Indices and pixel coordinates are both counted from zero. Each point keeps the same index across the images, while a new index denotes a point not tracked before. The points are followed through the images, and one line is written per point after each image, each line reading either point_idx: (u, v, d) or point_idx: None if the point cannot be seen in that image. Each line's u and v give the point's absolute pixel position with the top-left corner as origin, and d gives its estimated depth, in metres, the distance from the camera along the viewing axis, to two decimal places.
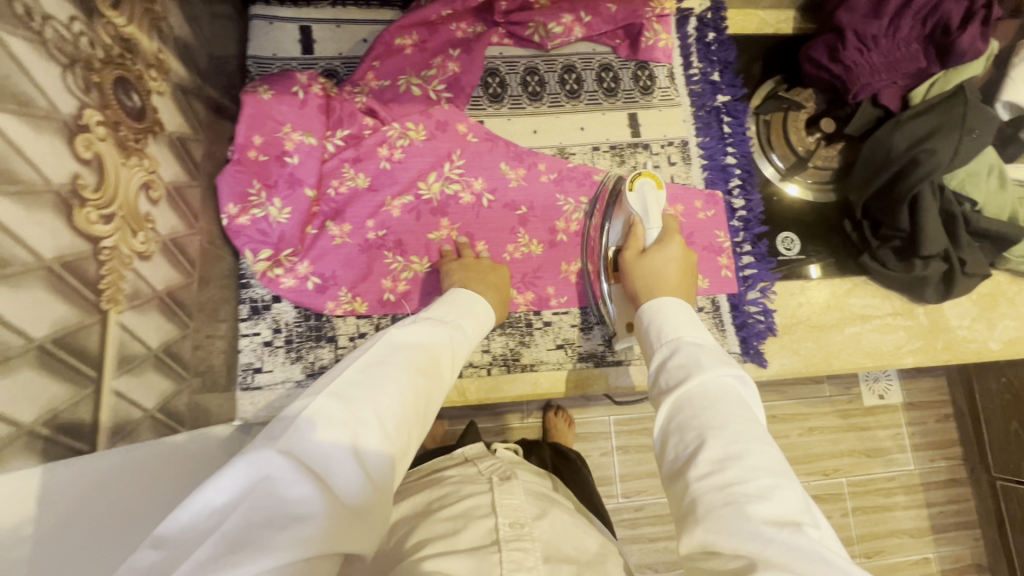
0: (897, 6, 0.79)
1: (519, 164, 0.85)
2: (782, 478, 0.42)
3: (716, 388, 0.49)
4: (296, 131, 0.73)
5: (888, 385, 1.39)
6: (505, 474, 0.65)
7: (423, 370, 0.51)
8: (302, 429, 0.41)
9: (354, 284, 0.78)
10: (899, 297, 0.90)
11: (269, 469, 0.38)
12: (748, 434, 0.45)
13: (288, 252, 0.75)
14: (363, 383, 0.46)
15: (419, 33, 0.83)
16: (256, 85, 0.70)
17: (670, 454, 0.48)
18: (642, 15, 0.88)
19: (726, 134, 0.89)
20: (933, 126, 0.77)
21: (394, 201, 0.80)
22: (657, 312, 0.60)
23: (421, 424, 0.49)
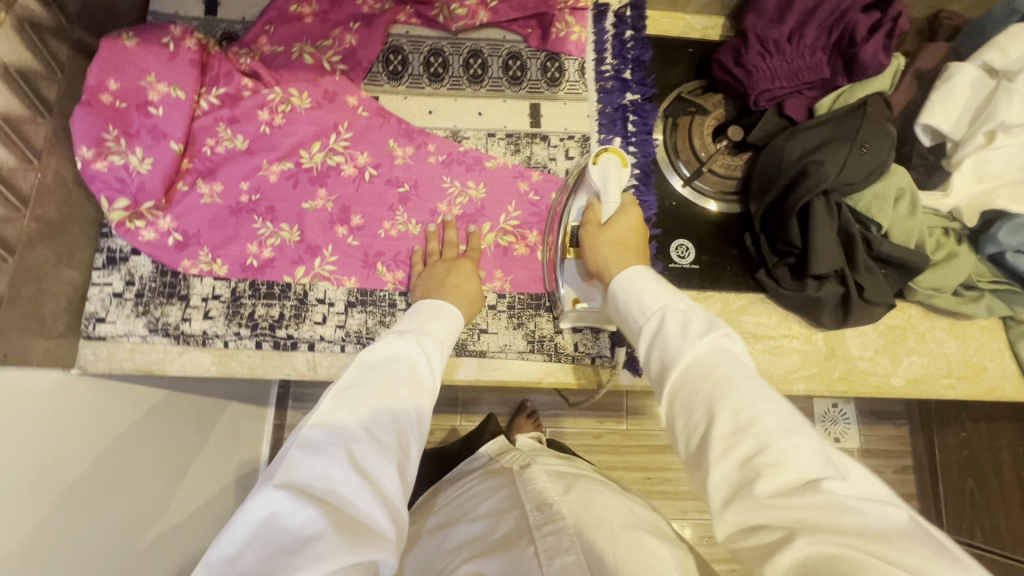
0: (802, 14, 0.76)
1: (408, 142, 0.83)
2: (796, 436, 0.42)
3: (707, 360, 0.49)
4: (161, 82, 0.73)
5: (844, 428, 1.53)
6: (525, 463, 0.76)
7: (404, 376, 0.53)
8: (299, 462, 0.43)
9: (217, 245, 0.76)
10: (797, 319, 0.85)
11: (272, 504, 0.40)
12: (753, 398, 0.45)
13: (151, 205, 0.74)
14: (343, 405, 0.48)
15: (321, 3, 0.83)
16: (121, 34, 0.71)
17: (687, 446, 0.48)
18: (553, 6, 0.87)
19: (630, 133, 0.87)
20: (825, 137, 0.74)
21: (271, 166, 0.79)
22: (630, 284, 0.60)
23: (415, 424, 0.51)
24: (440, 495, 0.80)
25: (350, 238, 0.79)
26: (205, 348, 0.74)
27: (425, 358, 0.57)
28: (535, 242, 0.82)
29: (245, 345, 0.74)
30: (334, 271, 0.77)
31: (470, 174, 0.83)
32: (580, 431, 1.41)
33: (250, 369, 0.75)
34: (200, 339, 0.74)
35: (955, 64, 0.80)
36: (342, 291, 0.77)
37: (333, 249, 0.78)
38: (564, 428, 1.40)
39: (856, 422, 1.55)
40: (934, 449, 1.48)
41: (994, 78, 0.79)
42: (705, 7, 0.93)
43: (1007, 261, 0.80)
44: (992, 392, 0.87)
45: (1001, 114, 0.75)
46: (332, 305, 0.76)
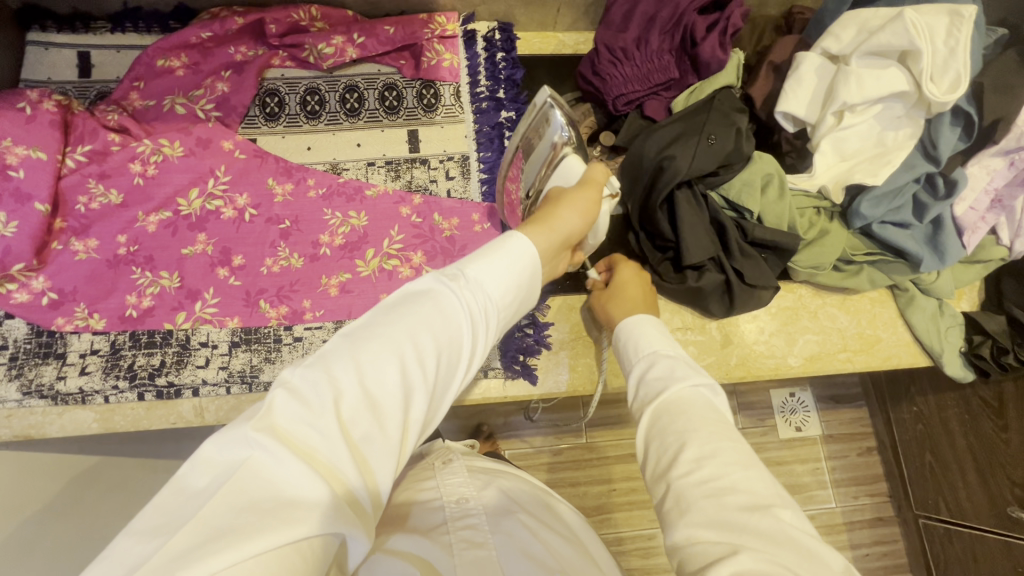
0: (644, 21, 0.80)
1: (287, 179, 0.84)
2: (750, 467, 0.45)
3: (684, 401, 0.51)
4: (19, 145, 0.72)
5: (804, 416, 1.52)
6: (446, 458, 0.70)
7: (433, 324, 0.42)
8: (291, 407, 0.36)
9: (93, 299, 0.75)
10: (690, 310, 0.86)
11: (250, 449, 0.34)
12: (719, 435, 0.48)
13: (21, 268, 0.74)
14: (353, 348, 0.39)
15: (190, 55, 0.85)
16: None
17: (652, 469, 0.50)
18: (421, 36, 0.90)
19: (507, 149, 0.89)
20: (676, 133, 0.77)
21: (148, 217, 0.79)
22: (631, 330, 0.63)
23: (436, 389, 0.42)
24: None
25: (232, 278, 0.79)
26: (85, 405, 0.73)
27: (481, 308, 0.46)
28: (420, 263, 0.83)
29: (126, 398, 0.73)
30: (215, 313, 0.77)
31: (353, 204, 0.84)
32: (539, 449, 1.38)
33: (134, 422, 0.74)
34: (78, 396, 0.73)
35: (801, 54, 0.84)
36: (225, 332, 0.77)
37: (215, 291, 0.78)
38: (523, 448, 1.38)
39: (816, 408, 1.55)
40: (892, 425, 1.49)
41: (836, 63, 0.83)
42: (574, 24, 0.98)
43: (874, 232, 0.83)
44: (890, 361, 0.88)
45: (842, 95, 0.78)
46: (216, 347, 0.76)
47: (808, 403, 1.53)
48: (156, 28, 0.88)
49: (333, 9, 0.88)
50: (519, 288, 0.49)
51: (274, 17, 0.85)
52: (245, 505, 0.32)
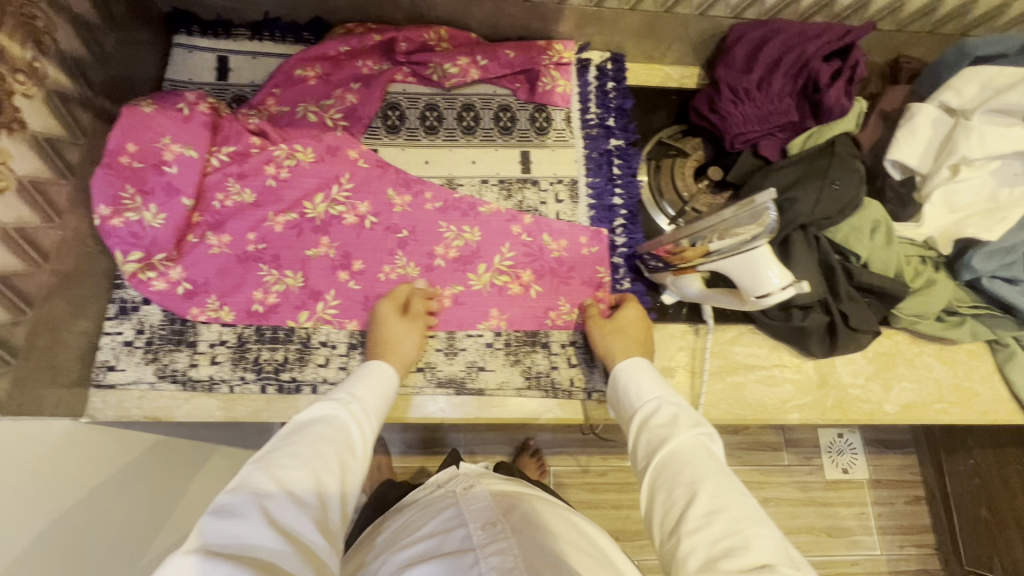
0: (769, 64, 0.82)
1: (406, 191, 0.88)
2: (758, 524, 0.51)
3: (690, 449, 0.58)
4: (175, 142, 0.77)
5: (853, 458, 1.50)
6: (467, 484, 0.72)
7: (326, 446, 0.54)
8: (254, 480, 0.49)
9: (225, 293, 0.79)
10: (788, 349, 0.87)
11: (242, 507, 0.46)
12: (725, 489, 0.54)
13: (161, 258, 0.78)
14: (265, 469, 0.50)
15: (323, 66, 0.89)
16: (140, 99, 0.75)
17: (659, 520, 0.55)
18: (539, 62, 0.94)
19: (615, 176, 0.92)
20: (798, 175, 0.78)
21: (277, 217, 0.83)
22: (628, 373, 0.70)
23: (356, 472, 0.56)
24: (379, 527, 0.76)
25: (352, 282, 0.82)
26: (211, 393, 0.76)
27: (364, 409, 0.62)
28: (529, 281, 0.85)
29: (250, 389, 0.77)
30: (336, 314, 0.80)
31: (467, 218, 0.87)
32: (585, 469, 1.39)
33: (254, 414, 0.76)
34: (206, 384, 0.76)
35: (914, 105, 0.85)
36: (344, 333, 0.80)
37: (336, 293, 0.81)
38: (568, 466, 1.39)
39: (864, 451, 1.52)
40: (944, 475, 1.45)
41: (954, 116, 0.84)
42: (681, 58, 1.01)
43: (983, 286, 0.84)
44: (985, 416, 0.88)
45: (962, 149, 0.80)
46: (335, 347, 0.79)
47: (858, 445, 1.51)
48: (291, 38, 0.93)
49: (459, 31, 0.92)
50: (389, 396, 0.67)
51: (406, 35, 0.89)
52: (243, 549, 0.44)
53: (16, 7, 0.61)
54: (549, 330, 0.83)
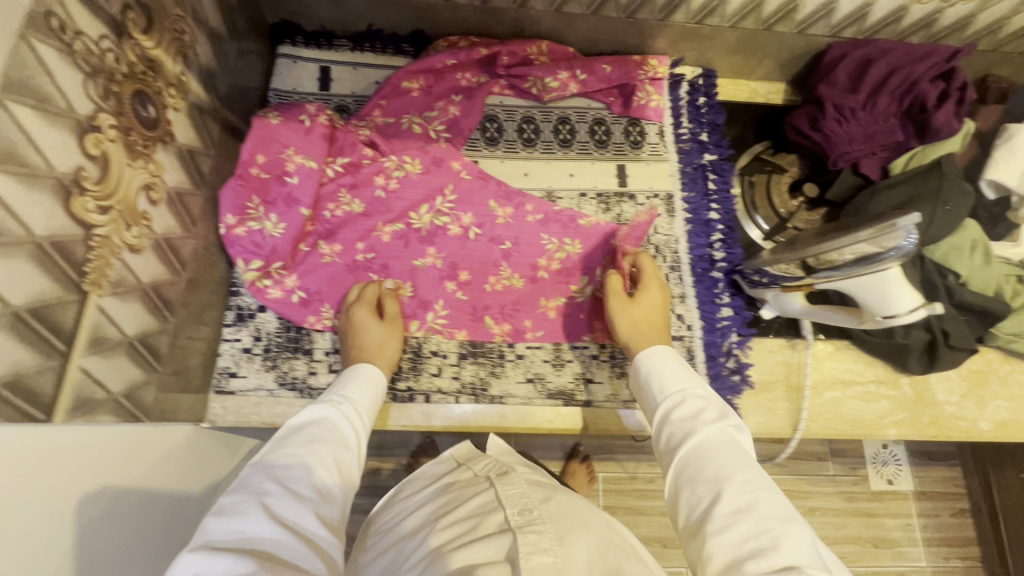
0: (874, 85, 0.84)
1: (508, 204, 0.89)
2: (789, 523, 0.50)
3: (714, 444, 0.57)
4: (298, 154, 0.79)
5: (897, 469, 1.44)
6: (502, 470, 0.71)
7: (320, 446, 0.56)
8: (251, 481, 0.50)
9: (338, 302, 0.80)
10: (883, 365, 0.88)
11: (247, 505, 0.47)
12: (753, 485, 0.53)
13: (277, 266, 0.79)
14: (262, 471, 0.52)
15: (426, 79, 0.90)
16: (268, 112, 0.79)
17: (683, 516, 0.55)
18: (635, 77, 0.95)
19: (711, 191, 0.93)
20: (908, 195, 0.79)
21: (385, 227, 0.84)
22: (652, 367, 0.68)
23: (351, 470, 0.57)
24: (393, 508, 0.74)
25: (459, 292, 0.83)
26: None
27: (356, 410, 0.64)
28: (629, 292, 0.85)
29: None
30: (445, 324, 0.81)
31: (567, 230, 0.88)
32: (634, 475, 1.39)
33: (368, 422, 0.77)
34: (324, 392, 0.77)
35: (1013, 125, 0.86)
36: (454, 343, 0.81)
37: (444, 303, 0.82)
38: (618, 472, 1.39)
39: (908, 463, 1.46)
40: (992, 489, 1.41)
41: None
42: (769, 74, 1.02)
43: None
44: None
45: None
46: (446, 357, 0.80)
47: (902, 455, 1.46)
48: (391, 50, 0.94)
49: (558, 46, 0.93)
50: (378, 398, 0.69)
51: (509, 49, 0.91)
52: (245, 541, 0.45)
53: (170, 22, 0.62)
54: None
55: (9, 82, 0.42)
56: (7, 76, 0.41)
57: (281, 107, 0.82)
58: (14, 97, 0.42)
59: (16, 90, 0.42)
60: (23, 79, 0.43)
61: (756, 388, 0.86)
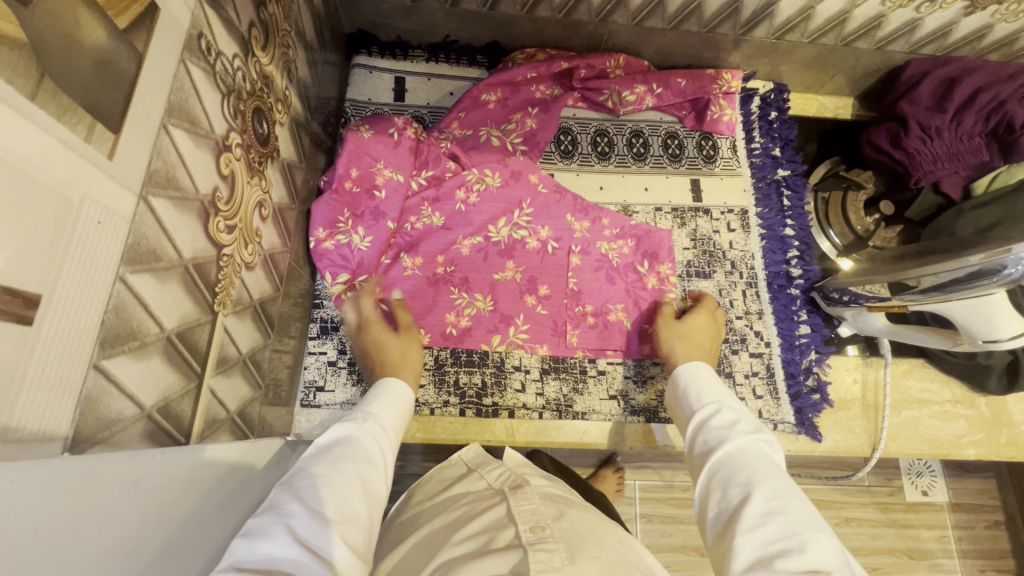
0: (961, 103, 0.83)
1: (584, 217, 0.87)
2: (817, 531, 0.47)
3: (749, 450, 0.56)
4: (388, 168, 0.80)
5: (933, 480, 1.35)
6: (517, 483, 0.64)
7: (351, 463, 0.50)
8: (279, 501, 0.44)
9: (420, 316, 0.80)
10: (960, 384, 0.88)
11: (272, 525, 0.41)
12: (785, 491, 0.50)
13: (360, 280, 0.79)
14: (292, 490, 0.45)
15: (503, 91, 0.90)
16: (361, 126, 0.80)
17: (714, 522, 0.53)
18: (709, 91, 0.93)
19: (786, 208, 0.92)
20: (997, 216, 0.79)
21: (465, 241, 0.83)
22: (692, 381, 0.68)
23: (381, 493, 0.51)
24: (405, 515, 0.68)
25: (539, 307, 0.82)
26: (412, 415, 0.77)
27: (384, 423, 0.58)
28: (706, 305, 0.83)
29: (451, 412, 0.78)
30: (527, 339, 0.80)
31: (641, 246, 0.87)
32: (671, 484, 1.31)
33: (453, 435, 0.77)
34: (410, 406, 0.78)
35: None
36: (536, 358, 0.81)
37: (525, 318, 0.81)
38: (655, 480, 1.31)
39: (943, 474, 1.37)
40: None
41: None
42: (839, 89, 1.01)
43: None
44: None
45: None
46: (528, 372, 0.80)
47: (938, 467, 1.36)
48: (465, 61, 0.94)
49: (635, 59, 0.93)
50: (407, 415, 0.63)
51: (588, 62, 0.90)
52: (272, 568, 0.38)
53: (279, 37, 0.62)
54: (731, 359, 0.84)
55: (170, 106, 0.41)
56: (170, 101, 0.41)
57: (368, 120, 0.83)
58: (174, 121, 0.42)
59: (175, 114, 0.42)
60: (180, 103, 0.43)
61: (835, 407, 0.85)
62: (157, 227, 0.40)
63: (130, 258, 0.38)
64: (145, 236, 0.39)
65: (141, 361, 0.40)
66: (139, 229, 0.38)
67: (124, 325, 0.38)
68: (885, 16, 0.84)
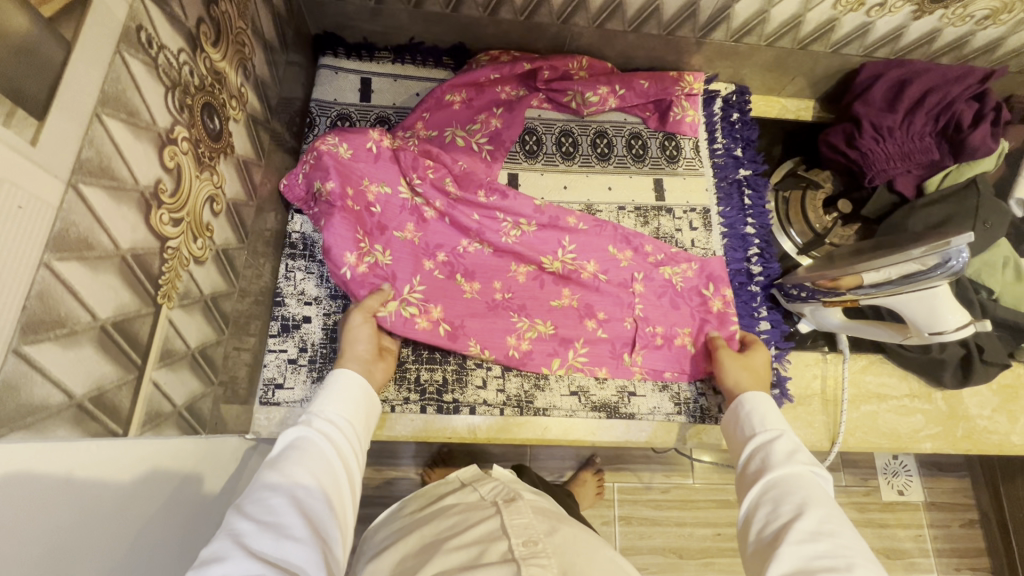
0: (912, 103, 0.86)
1: (626, 247, 0.86)
2: (870, 563, 0.47)
3: (802, 475, 0.56)
4: (374, 183, 0.78)
5: (908, 480, 1.36)
6: (511, 495, 0.67)
7: (307, 471, 0.48)
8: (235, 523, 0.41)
9: (483, 336, 0.79)
10: (917, 379, 0.89)
11: (221, 546, 0.39)
12: (841, 521, 0.51)
13: (416, 294, 0.78)
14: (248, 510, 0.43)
15: (468, 92, 0.91)
16: (337, 145, 0.75)
17: (756, 532, 0.53)
18: (672, 93, 0.95)
19: (747, 206, 0.93)
20: (947, 213, 0.81)
21: (520, 269, 0.83)
22: (751, 404, 0.68)
23: (340, 496, 0.49)
24: (399, 524, 0.70)
25: (600, 331, 0.82)
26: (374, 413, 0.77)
27: (340, 427, 0.56)
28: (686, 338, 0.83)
29: (411, 409, 0.78)
30: (586, 362, 0.81)
31: (705, 269, 0.87)
32: (649, 485, 1.30)
33: (413, 432, 0.77)
34: None
35: None
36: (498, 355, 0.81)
37: (585, 341, 0.81)
38: (632, 482, 1.30)
39: (919, 473, 1.38)
40: (1002, 501, 1.32)
41: None
42: (800, 92, 1.03)
43: None
44: None
45: None
46: (490, 369, 0.80)
47: (913, 466, 1.37)
48: (431, 62, 0.94)
49: (598, 61, 0.95)
50: (362, 408, 0.61)
51: (550, 64, 0.91)
52: None
53: (233, 35, 0.63)
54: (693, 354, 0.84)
55: (104, 96, 0.42)
56: (104, 91, 0.41)
57: (341, 132, 0.77)
58: (109, 111, 0.42)
59: (110, 104, 0.42)
60: (116, 93, 0.43)
61: (795, 401, 0.86)
62: (89, 216, 0.41)
63: (57, 245, 0.38)
64: (73, 224, 0.39)
65: (69, 349, 0.40)
66: (67, 217, 0.38)
67: (49, 311, 0.38)
68: (837, 20, 0.86)
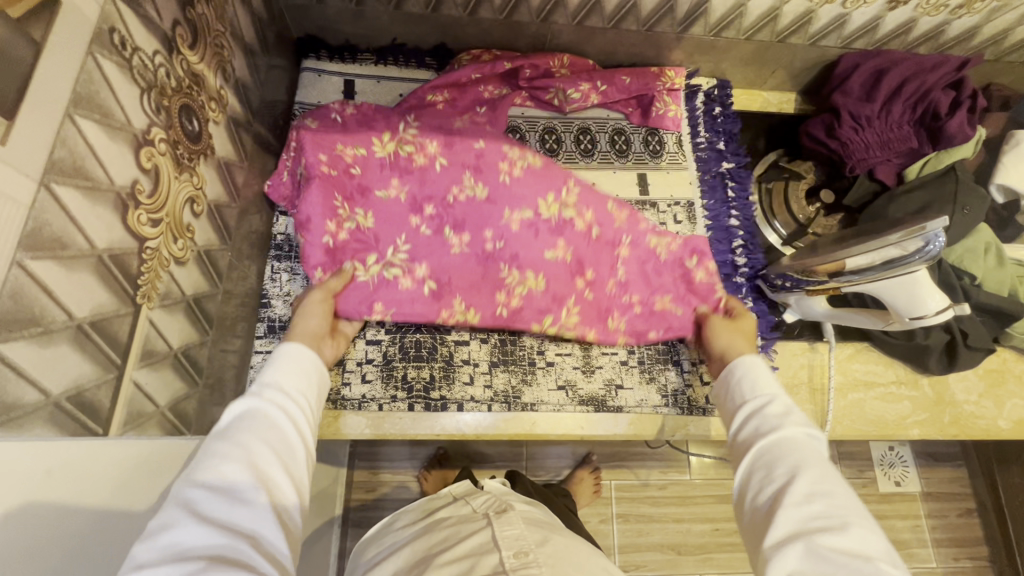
0: (889, 93, 0.87)
1: (624, 207, 0.81)
2: (861, 518, 0.46)
3: (795, 438, 0.54)
4: (347, 147, 0.74)
5: (905, 470, 1.36)
6: (502, 508, 0.68)
7: (266, 436, 0.48)
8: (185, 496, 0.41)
9: (469, 295, 0.78)
10: (903, 366, 0.90)
11: (171, 514, 0.40)
12: (832, 480, 0.50)
13: (401, 254, 0.76)
14: (198, 480, 0.43)
15: (450, 91, 0.89)
16: (306, 120, 0.74)
17: (749, 498, 0.52)
18: (653, 88, 0.95)
19: (730, 199, 0.94)
20: (926, 200, 0.83)
21: (513, 215, 0.76)
22: (743, 367, 0.65)
23: (295, 463, 0.48)
24: (393, 534, 0.71)
25: (587, 291, 0.80)
26: (361, 412, 0.77)
27: (298, 395, 0.55)
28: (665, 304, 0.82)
29: (399, 407, 0.78)
30: (579, 324, 0.80)
31: (689, 241, 0.83)
32: (646, 482, 1.30)
33: (401, 431, 0.78)
34: (357, 403, 0.77)
35: (1018, 131, 0.90)
36: (484, 351, 0.81)
37: (575, 301, 0.80)
38: (629, 480, 1.30)
39: (915, 464, 1.38)
40: (998, 488, 1.32)
41: None
42: (781, 85, 1.04)
43: None
44: None
45: None
46: (477, 365, 0.81)
47: (910, 457, 1.37)
48: (414, 64, 0.95)
49: (579, 59, 0.95)
50: (313, 380, 0.58)
51: (532, 62, 0.92)
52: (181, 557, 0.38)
53: (211, 38, 0.63)
54: (680, 346, 0.85)
55: (76, 97, 0.42)
56: (76, 91, 0.42)
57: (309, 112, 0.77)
58: (81, 111, 0.42)
59: (83, 105, 0.43)
60: (89, 94, 0.43)
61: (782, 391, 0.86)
62: (63, 217, 0.41)
63: (31, 245, 0.38)
64: (46, 224, 0.39)
65: (45, 347, 0.40)
66: (39, 217, 0.39)
67: (24, 311, 0.38)
68: (813, 12, 0.87)
